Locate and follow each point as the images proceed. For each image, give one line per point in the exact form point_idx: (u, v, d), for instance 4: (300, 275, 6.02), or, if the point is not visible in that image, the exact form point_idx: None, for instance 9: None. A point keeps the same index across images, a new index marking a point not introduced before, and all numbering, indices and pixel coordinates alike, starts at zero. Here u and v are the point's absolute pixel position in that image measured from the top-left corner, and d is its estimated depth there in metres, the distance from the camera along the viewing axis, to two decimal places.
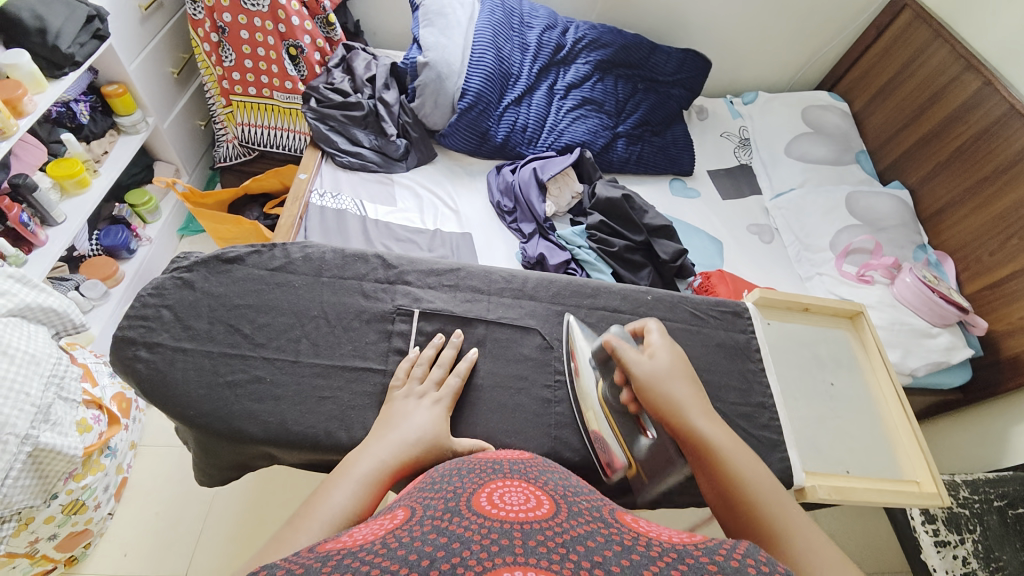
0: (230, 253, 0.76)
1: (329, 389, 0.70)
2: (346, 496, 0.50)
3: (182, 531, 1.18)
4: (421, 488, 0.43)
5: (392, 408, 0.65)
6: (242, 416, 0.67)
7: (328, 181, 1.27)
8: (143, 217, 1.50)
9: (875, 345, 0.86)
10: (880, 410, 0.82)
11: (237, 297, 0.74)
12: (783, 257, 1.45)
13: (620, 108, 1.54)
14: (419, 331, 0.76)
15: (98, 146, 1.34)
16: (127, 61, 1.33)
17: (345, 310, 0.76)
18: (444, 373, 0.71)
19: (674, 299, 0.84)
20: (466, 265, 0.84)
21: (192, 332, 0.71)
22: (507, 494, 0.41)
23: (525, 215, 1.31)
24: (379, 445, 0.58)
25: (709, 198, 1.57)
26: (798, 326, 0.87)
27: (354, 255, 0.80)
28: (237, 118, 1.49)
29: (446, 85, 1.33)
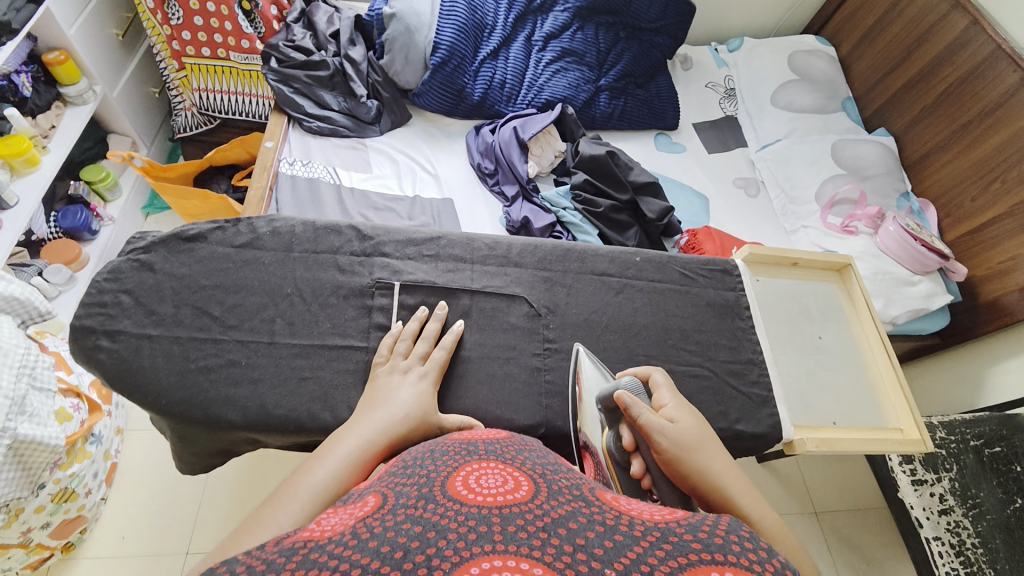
0: (191, 231, 0.72)
1: (309, 370, 0.68)
2: (327, 473, 0.50)
3: (178, 512, 1.19)
4: (392, 472, 0.44)
5: (377, 384, 0.64)
6: (219, 402, 0.65)
7: (298, 150, 1.20)
8: (102, 195, 1.41)
9: (862, 296, 0.86)
10: (866, 361, 0.84)
11: (203, 278, 0.70)
12: (768, 212, 1.44)
13: (602, 59, 1.47)
14: (401, 305, 0.74)
15: (44, 120, 1.24)
16: (65, 24, 1.22)
17: (322, 286, 0.73)
18: (430, 348, 0.70)
19: (662, 260, 0.82)
20: (446, 233, 0.81)
21: (157, 317, 0.67)
22: (484, 478, 0.42)
23: (508, 177, 1.26)
24: (364, 423, 0.57)
25: (694, 153, 1.53)
26: (787, 281, 0.87)
27: (326, 227, 0.76)
28: (192, 83, 1.38)
29: (417, 38, 1.24)
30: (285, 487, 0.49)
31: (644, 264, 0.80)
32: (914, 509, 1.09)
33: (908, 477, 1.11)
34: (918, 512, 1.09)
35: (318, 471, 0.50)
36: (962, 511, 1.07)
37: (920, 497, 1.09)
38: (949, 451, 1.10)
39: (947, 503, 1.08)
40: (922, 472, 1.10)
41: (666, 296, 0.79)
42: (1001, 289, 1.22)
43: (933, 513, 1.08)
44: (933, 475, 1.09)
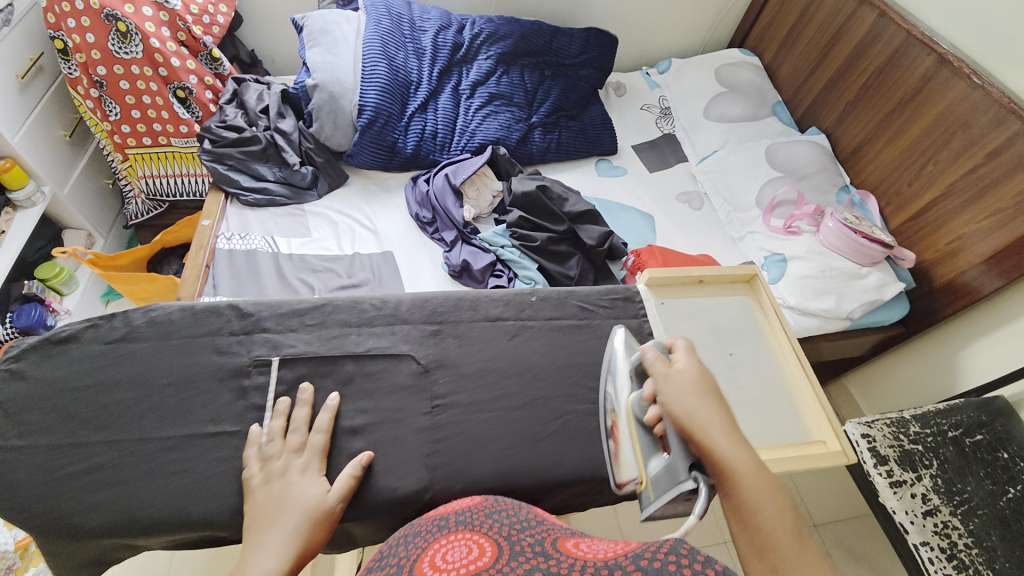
0: (61, 333, 0.69)
1: (180, 463, 0.65)
2: None
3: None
4: (371, 567, 0.53)
5: (260, 502, 0.60)
6: (79, 510, 0.62)
7: (235, 223, 1.22)
8: (58, 289, 1.42)
9: (772, 305, 0.85)
10: (782, 371, 0.82)
11: (75, 380, 0.68)
12: (714, 222, 1.46)
13: (531, 98, 1.52)
14: (279, 381, 0.71)
15: None
16: (9, 134, 1.27)
17: (200, 372, 0.70)
18: (304, 437, 0.66)
19: (561, 296, 0.81)
20: (332, 298, 0.77)
21: (29, 426, 0.66)
22: (450, 552, 0.51)
23: (445, 223, 1.28)
24: (268, 540, 0.55)
25: (636, 173, 1.56)
26: (694, 299, 0.85)
27: (205, 310, 0.73)
28: (137, 171, 1.43)
29: (342, 104, 1.29)
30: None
31: (540, 304, 0.79)
32: (897, 513, 1.01)
33: (886, 479, 1.04)
34: (902, 517, 1.01)
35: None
36: (949, 510, 1.00)
37: (901, 499, 1.02)
38: (926, 446, 1.06)
39: (931, 503, 1.02)
40: (899, 472, 1.04)
41: (564, 333, 0.78)
42: (953, 270, 1.19)
43: (917, 516, 1.00)
44: (911, 474, 1.04)
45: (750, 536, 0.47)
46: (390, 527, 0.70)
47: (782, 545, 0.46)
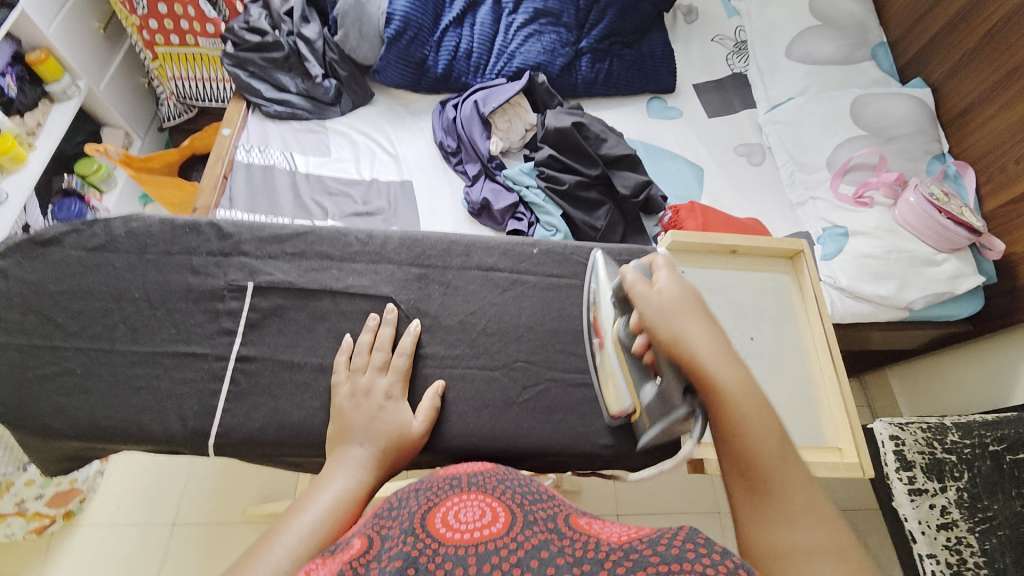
0: (44, 234, 0.65)
1: (145, 379, 0.61)
2: (318, 511, 0.46)
3: (159, 500, 1.23)
4: (378, 513, 0.40)
5: (346, 421, 0.56)
6: (50, 411, 0.60)
7: (255, 136, 1.18)
8: (97, 186, 1.46)
9: (813, 288, 0.74)
10: (807, 365, 0.73)
11: (51, 283, 0.64)
12: (772, 182, 1.28)
13: (582, 18, 1.33)
14: (254, 308, 0.65)
15: (31, 118, 1.28)
16: (43, 24, 1.26)
17: (170, 290, 0.65)
18: (389, 356, 0.62)
19: (565, 250, 0.72)
20: (318, 227, 0.70)
21: (3, 325, 0.62)
22: (462, 511, 0.39)
23: (470, 156, 1.19)
24: (345, 458, 0.53)
25: (692, 116, 1.38)
26: (724, 271, 0.75)
27: (184, 226, 0.67)
28: (167, 72, 1.39)
29: (369, 10, 1.18)
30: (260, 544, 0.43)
31: (541, 258, 0.70)
32: (909, 522, 0.95)
33: (906, 486, 0.95)
34: (912, 526, 0.94)
35: (304, 512, 0.46)
36: (967, 526, 0.94)
37: (917, 508, 0.94)
38: (960, 457, 0.96)
39: (949, 517, 0.94)
40: (923, 481, 0.95)
41: (559, 293, 0.70)
42: None
43: (931, 528, 0.94)
44: (936, 484, 0.95)
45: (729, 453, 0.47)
46: None
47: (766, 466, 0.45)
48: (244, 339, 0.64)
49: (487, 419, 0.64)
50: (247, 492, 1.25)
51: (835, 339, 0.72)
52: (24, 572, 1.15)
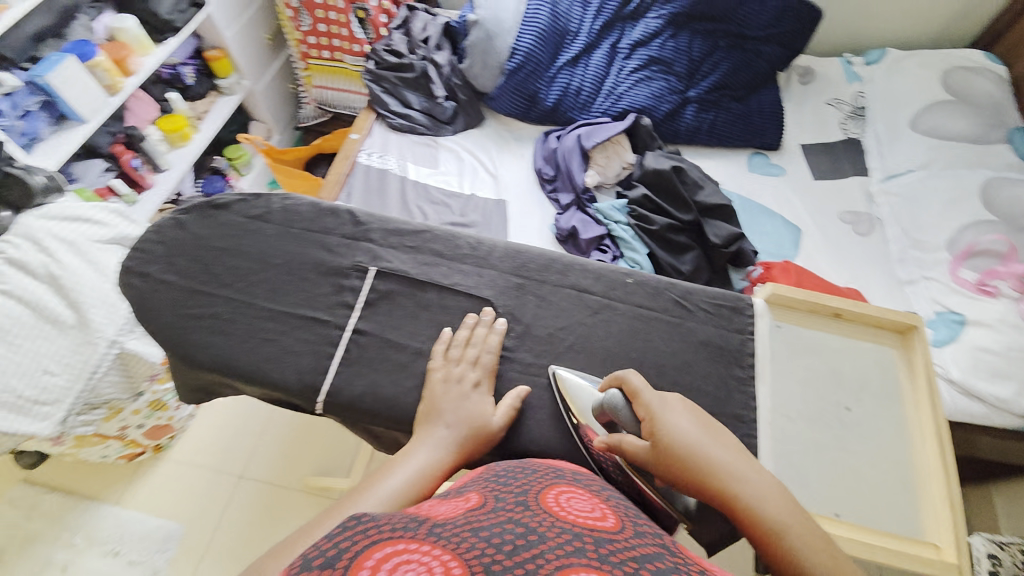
0: (220, 200, 0.75)
1: (275, 332, 0.68)
2: (399, 480, 0.54)
3: (232, 452, 1.36)
4: (488, 479, 0.48)
5: (426, 405, 0.62)
6: (197, 344, 0.66)
7: (378, 142, 1.33)
8: (238, 170, 1.69)
9: (925, 370, 0.68)
10: (909, 451, 0.67)
11: (216, 240, 0.73)
12: (881, 255, 1.20)
13: (693, 69, 1.36)
14: (373, 290, 0.71)
15: (201, 105, 1.52)
16: (224, 28, 1.46)
17: (306, 261, 0.72)
18: (480, 355, 0.66)
19: (659, 285, 0.73)
20: (434, 228, 0.77)
21: (173, 267, 0.71)
22: (571, 499, 0.42)
23: (565, 185, 1.25)
24: (430, 436, 0.59)
25: (795, 176, 1.34)
26: (822, 334, 0.72)
27: (327, 210, 0.76)
28: (314, 80, 1.60)
29: (496, 44, 1.28)
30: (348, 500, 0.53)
31: (633, 288, 0.71)
32: None
33: None
34: None
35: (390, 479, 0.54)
36: None
37: None
38: None
39: None
40: None
41: (647, 325, 0.69)
42: None
43: None
44: None
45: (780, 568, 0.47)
46: None
47: None
48: (360, 314, 0.70)
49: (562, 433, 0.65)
50: (307, 464, 1.34)
51: (947, 429, 0.66)
52: (114, 489, 1.31)
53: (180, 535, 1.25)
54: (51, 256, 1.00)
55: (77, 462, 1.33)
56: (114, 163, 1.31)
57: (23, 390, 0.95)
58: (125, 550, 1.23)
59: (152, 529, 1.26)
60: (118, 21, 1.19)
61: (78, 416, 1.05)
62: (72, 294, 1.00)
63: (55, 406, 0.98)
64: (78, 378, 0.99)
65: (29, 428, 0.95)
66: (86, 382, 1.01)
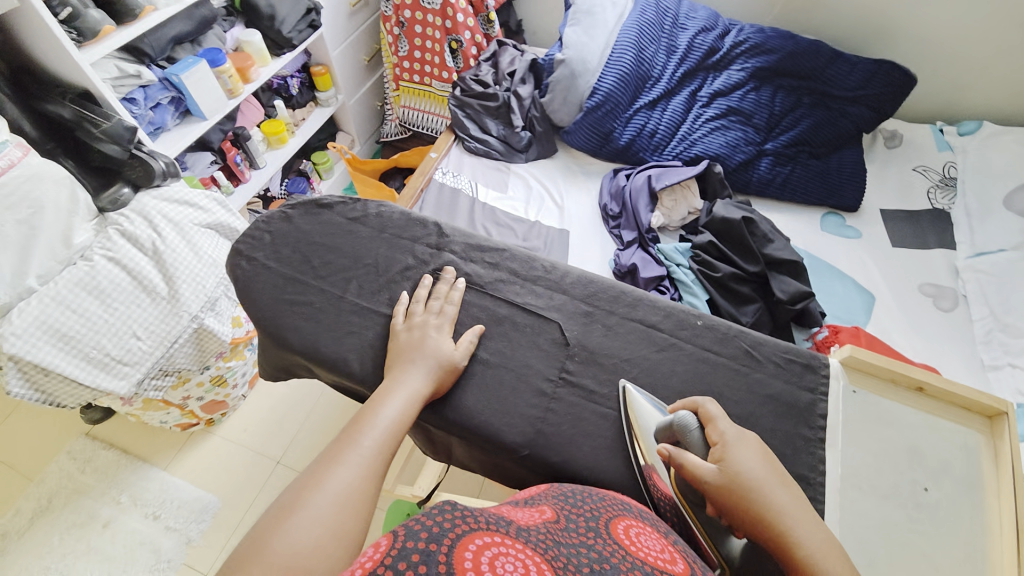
0: (324, 200, 0.82)
1: (357, 325, 0.72)
2: (390, 414, 0.58)
3: (275, 435, 1.43)
4: (559, 495, 0.55)
5: (404, 346, 0.66)
6: (288, 327, 0.72)
7: (453, 163, 1.41)
8: (321, 174, 1.82)
9: (1013, 462, 0.63)
10: (980, 542, 0.63)
11: (316, 235, 0.79)
12: (963, 334, 1.12)
13: (773, 123, 1.36)
14: (449, 298, 0.74)
15: (299, 113, 1.67)
16: (332, 47, 1.63)
17: (392, 264, 0.77)
18: (442, 306, 0.71)
19: (729, 331, 0.71)
20: (512, 248, 0.80)
21: (277, 255, 0.77)
22: (641, 535, 0.49)
23: (629, 223, 1.26)
24: (410, 373, 0.63)
25: (872, 240, 1.29)
26: (902, 408, 0.67)
27: (416, 220, 0.81)
28: (401, 100, 1.73)
29: (578, 83, 1.34)
30: (346, 435, 0.55)
31: (702, 331, 0.70)
32: None
33: None
34: None
35: (382, 413, 0.58)
36: None
37: None
38: None
39: None
40: None
41: (714, 370, 0.68)
42: None
43: None
44: None
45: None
46: (488, 468, 0.71)
47: None
48: None
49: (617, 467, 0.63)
50: None
51: None
52: (167, 454, 1.40)
53: (216, 508, 1.31)
54: (158, 233, 1.09)
55: (139, 423, 1.44)
56: (218, 157, 1.44)
57: (112, 349, 1.02)
58: (165, 515, 1.30)
59: (191, 499, 1.32)
60: (247, 36, 1.34)
61: (151, 380, 1.12)
62: (169, 269, 1.08)
63: (134, 367, 1.05)
64: (160, 346, 1.07)
65: (109, 384, 1.01)
66: (166, 350, 1.09)
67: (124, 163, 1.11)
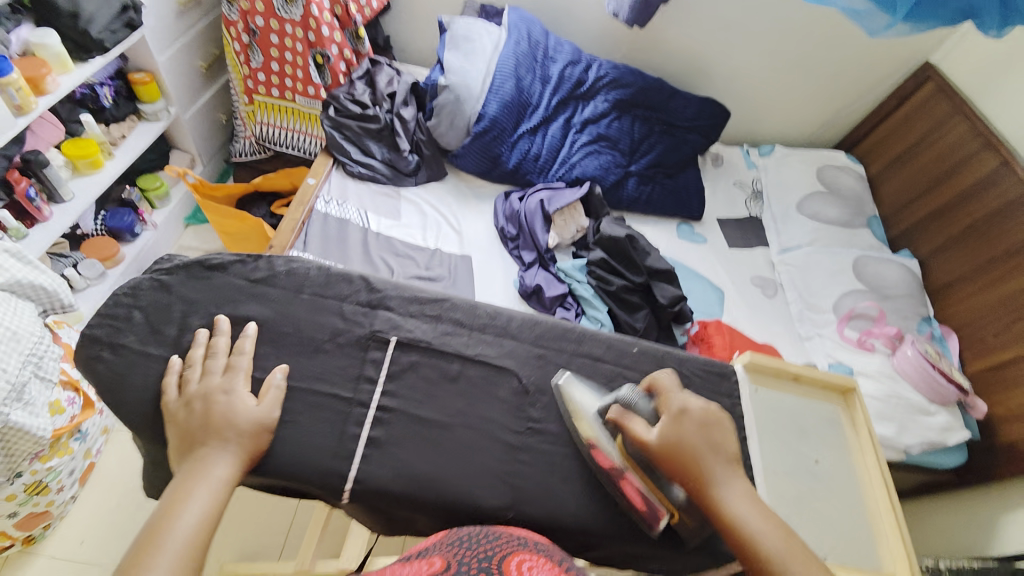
0: (213, 260, 0.70)
1: (288, 413, 0.62)
2: (193, 515, 0.50)
3: (130, 539, 1.14)
4: (449, 543, 0.49)
5: (186, 425, 0.56)
6: None
7: (336, 189, 1.29)
8: (152, 202, 1.50)
9: (865, 424, 0.83)
10: (862, 490, 0.80)
11: (213, 306, 0.67)
12: (784, 314, 1.42)
13: (634, 147, 1.55)
14: (394, 362, 0.68)
15: (117, 129, 1.35)
16: (157, 52, 1.35)
17: (319, 330, 0.68)
18: (228, 361, 0.62)
19: (660, 353, 0.77)
20: (452, 295, 0.75)
21: (158, 338, 0.64)
22: (531, 570, 0.46)
23: (527, 244, 1.31)
24: (206, 460, 0.53)
25: (715, 245, 1.56)
26: (789, 397, 0.82)
27: (338, 275, 0.72)
28: (256, 117, 1.52)
29: (464, 107, 1.35)
30: (126, 571, 0.45)
31: (641, 357, 0.74)
32: None
33: None
34: None
35: (174, 524, 0.48)
36: None
37: None
38: None
39: None
40: None
41: None
42: (1022, 433, 1.17)
43: None
44: None
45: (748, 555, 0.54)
46: None
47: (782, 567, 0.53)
48: (385, 389, 0.66)
49: (587, 499, 0.65)
50: (224, 549, 1.10)
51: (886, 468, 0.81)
52: None
53: None
54: None
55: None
56: (3, 190, 1.11)
57: None
58: None
59: None
60: (39, 36, 1.09)
61: None
62: None
63: None
64: None
65: None
66: None
67: None
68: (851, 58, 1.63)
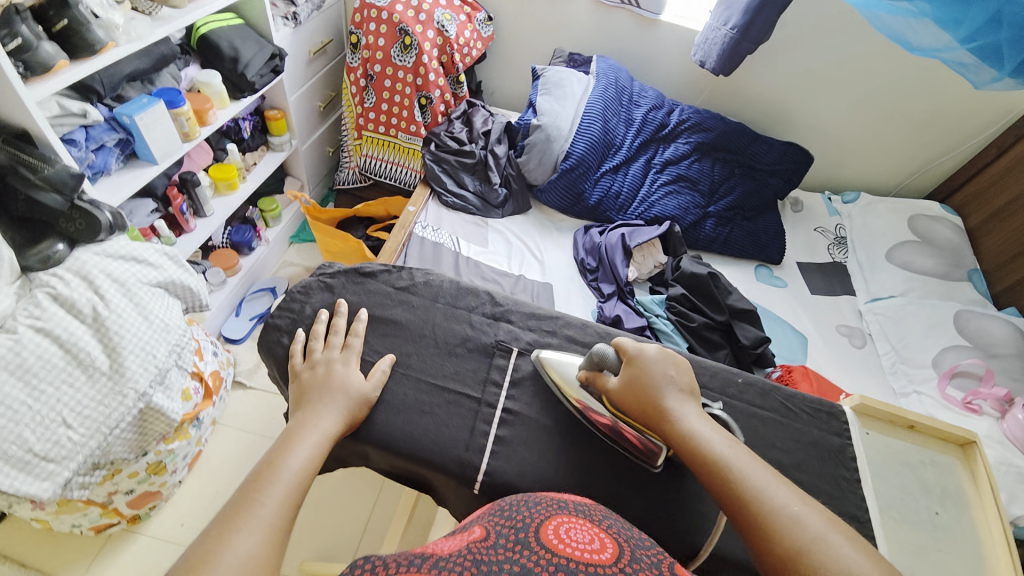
0: (366, 268, 0.84)
1: (429, 405, 0.73)
2: (302, 458, 0.56)
3: None
4: (493, 513, 0.52)
5: (306, 382, 0.67)
6: None
7: (432, 217, 1.42)
8: (267, 221, 1.68)
9: (989, 481, 0.77)
10: (986, 554, 0.74)
11: (365, 306, 0.80)
12: (874, 365, 1.36)
13: (713, 189, 1.58)
14: (516, 368, 0.77)
15: (250, 158, 1.56)
16: (289, 93, 1.55)
17: (452, 335, 0.79)
18: (345, 340, 0.73)
19: (765, 387, 0.79)
20: (565, 314, 0.85)
21: None
22: (572, 532, 0.47)
23: (606, 277, 1.35)
24: (321, 411, 0.63)
25: (797, 290, 1.52)
26: (901, 443, 0.81)
27: (466, 289, 0.84)
28: (363, 150, 1.69)
29: (553, 147, 1.45)
30: (247, 490, 0.51)
31: (746, 387, 0.77)
32: None
33: None
34: None
35: (289, 461, 0.55)
36: None
37: None
38: None
39: None
40: None
41: (764, 425, 0.75)
42: None
43: None
44: None
45: (695, 458, 0.59)
46: None
47: (724, 463, 0.56)
48: (508, 392, 0.75)
49: (681, 526, 0.68)
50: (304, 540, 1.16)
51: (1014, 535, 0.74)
52: (71, 568, 1.13)
53: None
54: (100, 296, 0.93)
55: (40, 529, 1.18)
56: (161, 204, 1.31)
57: (34, 443, 0.83)
58: None
59: None
60: (205, 77, 1.29)
61: (77, 477, 0.93)
62: (113, 338, 0.92)
63: (62, 464, 0.86)
64: (96, 435, 0.90)
65: (29, 489, 0.82)
66: (103, 438, 0.92)
67: (60, 214, 0.92)
68: (942, 109, 1.60)
